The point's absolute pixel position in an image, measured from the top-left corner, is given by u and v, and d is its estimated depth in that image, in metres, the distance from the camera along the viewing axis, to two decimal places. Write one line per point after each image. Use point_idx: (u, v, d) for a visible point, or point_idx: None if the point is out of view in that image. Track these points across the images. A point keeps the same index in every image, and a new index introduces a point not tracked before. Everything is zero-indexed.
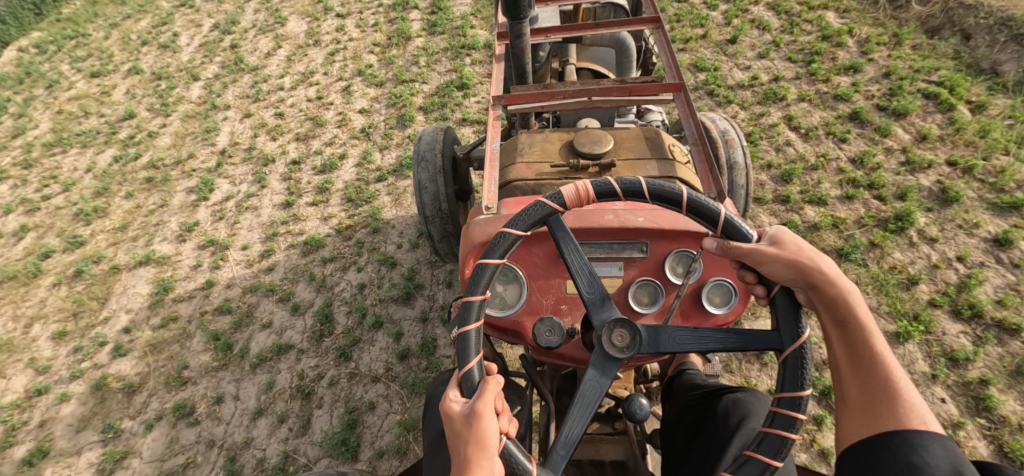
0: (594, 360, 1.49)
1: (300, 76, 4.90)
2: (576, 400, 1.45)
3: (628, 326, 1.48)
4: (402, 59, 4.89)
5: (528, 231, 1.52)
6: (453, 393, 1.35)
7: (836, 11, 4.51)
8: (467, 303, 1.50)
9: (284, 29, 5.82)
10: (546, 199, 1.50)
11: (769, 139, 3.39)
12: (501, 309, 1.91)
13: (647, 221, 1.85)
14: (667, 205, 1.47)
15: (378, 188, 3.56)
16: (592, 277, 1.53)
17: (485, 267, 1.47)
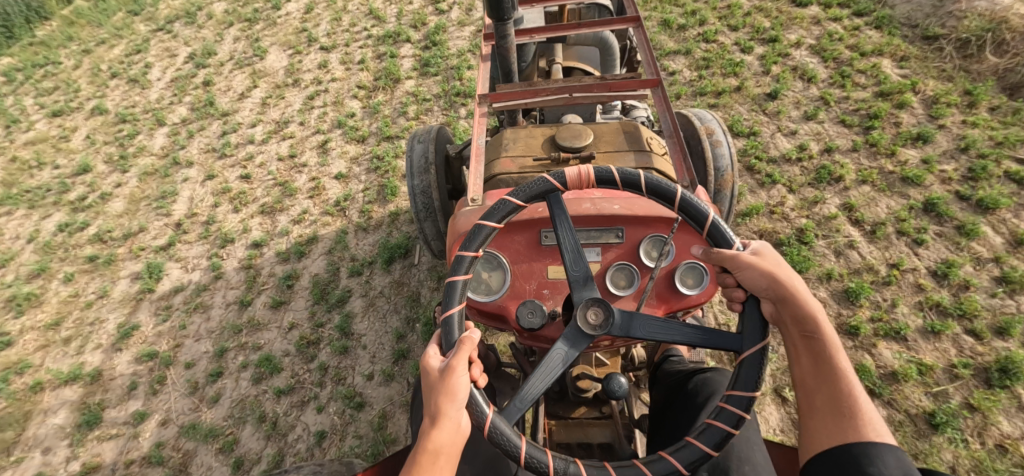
0: (566, 333, 1.58)
1: (273, 125, 4.33)
2: (541, 364, 1.54)
3: (603, 305, 1.57)
4: (388, 108, 4.28)
5: (527, 202, 1.67)
6: (433, 351, 1.50)
7: (891, 58, 3.87)
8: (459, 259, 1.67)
9: (263, 63, 5.26)
10: (549, 176, 1.63)
11: (826, 237, 2.76)
12: (486, 294, 1.97)
13: (622, 209, 1.95)
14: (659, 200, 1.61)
15: (350, 286, 2.97)
16: (579, 253, 1.64)
17: (482, 228, 1.64)
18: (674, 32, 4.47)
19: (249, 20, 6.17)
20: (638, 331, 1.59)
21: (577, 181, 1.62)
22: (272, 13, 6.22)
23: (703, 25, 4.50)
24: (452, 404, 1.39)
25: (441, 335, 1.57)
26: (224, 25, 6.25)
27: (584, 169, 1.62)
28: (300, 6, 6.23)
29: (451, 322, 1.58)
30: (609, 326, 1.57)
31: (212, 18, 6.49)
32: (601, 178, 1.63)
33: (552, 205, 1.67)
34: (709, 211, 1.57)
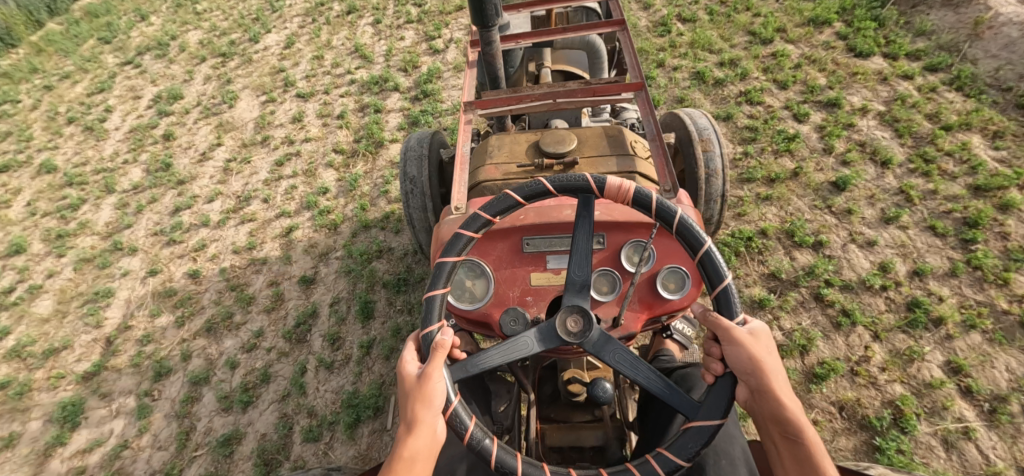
0: (546, 330, 1.72)
1: (234, 200, 3.68)
2: (504, 343, 1.70)
3: (583, 315, 1.69)
4: (370, 185, 3.56)
5: (557, 191, 1.76)
6: (409, 358, 1.63)
7: (983, 133, 3.16)
8: (460, 232, 1.80)
9: (232, 113, 4.61)
10: (590, 175, 1.73)
11: (932, 418, 2.11)
12: (471, 301, 2.19)
13: (602, 214, 2.13)
14: (686, 247, 1.71)
15: (304, 459, 2.35)
16: (587, 260, 1.76)
17: (506, 200, 1.75)
18: (712, 93, 3.73)
19: (224, 55, 5.53)
20: (618, 342, 1.71)
21: (617, 193, 1.72)
22: (249, 48, 5.57)
23: (746, 82, 3.76)
24: (429, 410, 1.55)
25: (421, 331, 1.69)
26: (196, 60, 5.61)
27: (628, 184, 1.71)
28: (280, 39, 5.58)
29: (432, 311, 1.72)
30: (593, 329, 1.70)
31: (184, 51, 5.85)
32: (637, 197, 1.72)
33: (580, 212, 1.77)
34: (731, 277, 1.61)
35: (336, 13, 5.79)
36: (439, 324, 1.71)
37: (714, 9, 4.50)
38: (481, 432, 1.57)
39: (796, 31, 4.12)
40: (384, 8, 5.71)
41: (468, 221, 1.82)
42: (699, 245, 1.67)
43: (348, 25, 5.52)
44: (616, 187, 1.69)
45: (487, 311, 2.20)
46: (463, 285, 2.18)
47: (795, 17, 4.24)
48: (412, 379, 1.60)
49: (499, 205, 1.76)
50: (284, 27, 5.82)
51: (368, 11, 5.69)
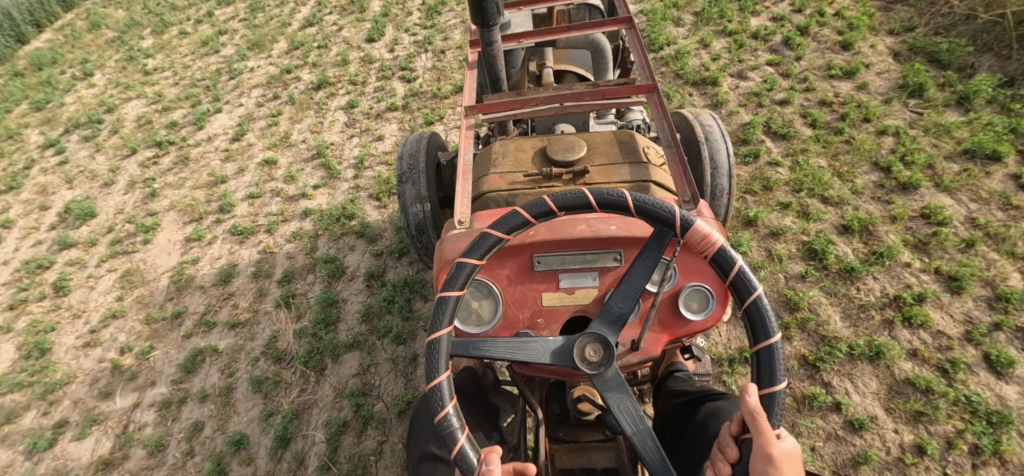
0: (564, 348, 1.67)
1: (112, 445, 2.53)
2: (517, 342, 1.68)
3: (604, 345, 1.63)
4: (309, 441, 2.37)
5: (634, 212, 1.66)
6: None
7: None
8: (507, 214, 1.71)
9: (145, 253, 3.41)
10: (682, 213, 1.63)
11: None
12: (477, 326, 1.96)
13: (618, 230, 1.94)
14: (745, 307, 1.59)
15: None
16: (634, 293, 1.69)
17: (571, 194, 1.65)
18: (847, 298, 2.60)
19: (158, 144, 4.33)
20: (631, 395, 1.62)
21: (699, 242, 1.63)
22: (189, 136, 4.34)
23: (901, 281, 2.61)
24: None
25: (458, 466, 1.51)
26: (124, 149, 4.42)
27: (715, 239, 1.62)
28: (231, 124, 4.37)
29: (468, 458, 1.51)
30: (611, 356, 1.63)
31: (116, 133, 4.67)
32: (717, 256, 1.63)
33: (650, 243, 1.69)
34: (783, 388, 1.47)
35: (303, 87, 4.55)
36: (473, 445, 1.54)
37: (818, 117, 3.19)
38: None
39: (949, 170, 2.86)
40: (364, 81, 4.46)
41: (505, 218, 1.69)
42: (756, 323, 1.57)
43: (315, 108, 4.26)
44: (704, 239, 1.59)
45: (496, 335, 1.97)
46: (468, 302, 1.95)
47: (941, 144, 2.97)
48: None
49: (569, 203, 1.65)
50: (238, 102, 4.61)
51: (344, 86, 4.45)
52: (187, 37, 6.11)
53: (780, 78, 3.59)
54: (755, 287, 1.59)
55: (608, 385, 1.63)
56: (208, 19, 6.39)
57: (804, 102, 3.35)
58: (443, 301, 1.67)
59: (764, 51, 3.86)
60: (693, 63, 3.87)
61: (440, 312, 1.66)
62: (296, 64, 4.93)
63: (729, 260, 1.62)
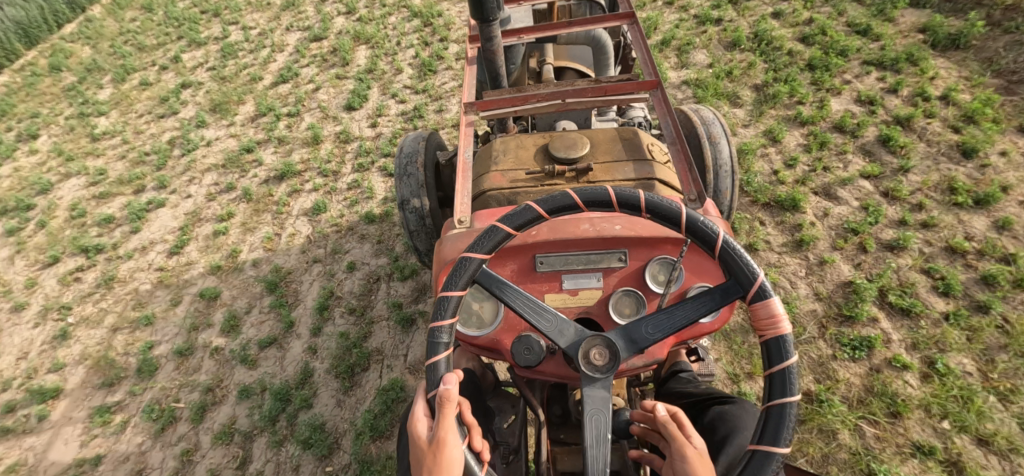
0: (575, 351, 1.72)
1: None
2: (528, 308, 1.80)
3: (609, 348, 1.68)
4: None
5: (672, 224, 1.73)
6: (420, 418, 1.62)
7: None
8: (540, 200, 1.81)
9: (39, 437, 2.62)
10: (715, 228, 1.71)
11: None
12: (479, 327, 2.08)
13: (623, 229, 1.99)
14: (759, 318, 1.63)
15: None
16: (669, 326, 1.70)
17: (604, 194, 1.75)
18: None
19: (83, 250, 3.53)
20: (608, 406, 1.65)
21: (764, 320, 1.62)
22: (122, 242, 3.54)
23: None
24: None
25: (428, 373, 1.68)
26: (44, 255, 3.61)
27: (783, 326, 1.60)
28: (174, 226, 3.55)
29: (438, 368, 1.68)
30: (615, 366, 1.68)
31: (43, 228, 3.88)
32: (775, 341, 1.59)
33: (714, 293, 1.69)
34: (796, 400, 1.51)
35: (262, 175, 3.70)
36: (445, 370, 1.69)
37: (953, 284, 2.51)
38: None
39: None
40: (337, 171, 3.57)
41: (528, 205, 1.81)
42: (776, 417, 1.52)
43: (274, 210, 3.40)
44: (769, 322, 1.57)
45: (497, 336, 2.10)
46: (471, 304, 2.07)
47: None
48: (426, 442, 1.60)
49: (661, 210, 1.71)
50: (185, 192, 3.78)
51: (313, 176, 3.58)
52: (148, 89, 5.31)
53: (885, 202, 2.82)
54: (794, 392, 1.53)
55: (599, 390, 1.67)
56: (174, 65, 5.58)
57: (926, 247, 2.65)
58: (494, 230, 1.81)
59: (855, 153, 3.00)
60: (766, 176, 3.00)
61: (484, 239, 1.82)
62: (258, 138, 4.07)
63: (783, 352, 1.58)
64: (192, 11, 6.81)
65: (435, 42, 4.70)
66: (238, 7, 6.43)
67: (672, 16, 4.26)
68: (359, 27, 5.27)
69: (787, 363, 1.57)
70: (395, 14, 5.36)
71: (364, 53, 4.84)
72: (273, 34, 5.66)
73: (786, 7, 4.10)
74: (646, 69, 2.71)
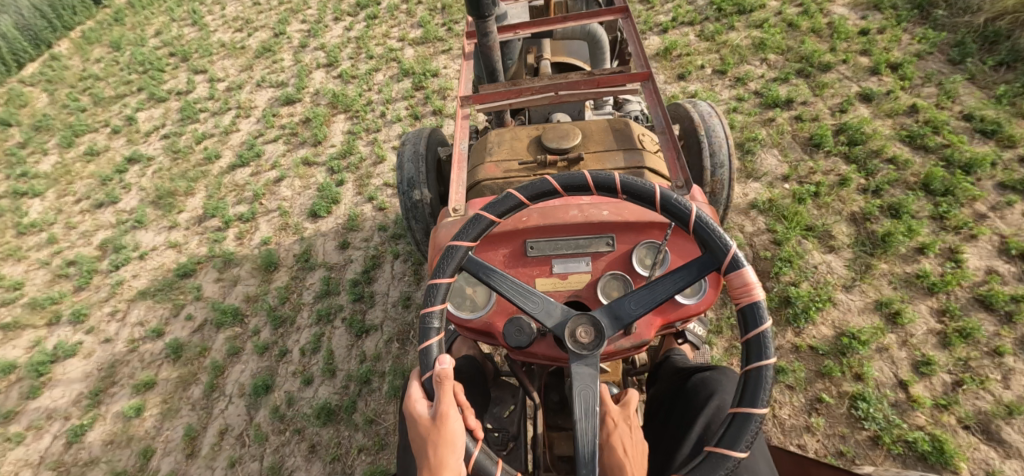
0: (559, 330, 1.66)
1: None
2: (515, 293, 1.70)
3: (593, 325, 1.60)
4: None
5: (656, 205, 1.69)
6: (418, 398, 1.57)
7: None
8: (528, 184, 1.74)
9: None
10: (693, 205, 1.66)
11: None
12: (470, 311, 1.96)
13: (610, 214, 2.04)
14: (737, 287, 1.58)
15: None
16: (651, 301, 1.65)
17: (586, 176, 1.70)
18: None
19: None
20: (596, 382, 1.58)
21: (738, 289, 1.58)
22: (14, 413, 2.75)
23: None
24: (452, 452, 1.49)
25: (419, 358, 1.64)
26: None
27: (756, 294, 1.56)
28: (81, 390, 2.76)
29: (429, 352, 1.65)
30: (603, 343, 1.60)
31: None
32: (749, 308, 1.55)
33: (692, 266, 1.64)
34: (774, 364, 1.46)
35: (197, 318, 2.88)
36: (437, 353, 1.65)
37: None
38: (485, 458, 1.53)
39: None
40: (293, 322, 2.70)
41: (502, 199, 1.78)
42: (753, 384, 1.48)
43: (205, 381, 2.60)
44: (743, 288, 1.53)
45: (490, 319, 1.97)
46: (463, 286, 1.96)
47: None
48: (427, 422, 1.55)
49: (635, 190, 1.68)
50: (104, 333, 2.99)
51: (258, 328, 2.74)
52: (92, 161, 4.51)
53: None
54: (770, 357, 1.49)
55: (587, 368, 1.59)
56: (127, 128, 4.79)
57: None
58: (478, 218, 1.77)
59: (1015, 352, 2.17)
60: (895, 407, 2.12)
61: (469, 227, 1.77)
62: (199, 254, 3.26)
63: (758, 319, 1.54)
64: (161, 54, 6.02)
65: (428, 113, 3.88)
66: (210, 51, 5.63)
67: (727, 95, 3.39)
68: (339, 87, 4.42)
69: (763, 330, 1.52)
70: (383, 70, 4.52)
71: (342, 123, 4.00)
72: (243, 90, 4.84)
73: (878, 87, 3.22)
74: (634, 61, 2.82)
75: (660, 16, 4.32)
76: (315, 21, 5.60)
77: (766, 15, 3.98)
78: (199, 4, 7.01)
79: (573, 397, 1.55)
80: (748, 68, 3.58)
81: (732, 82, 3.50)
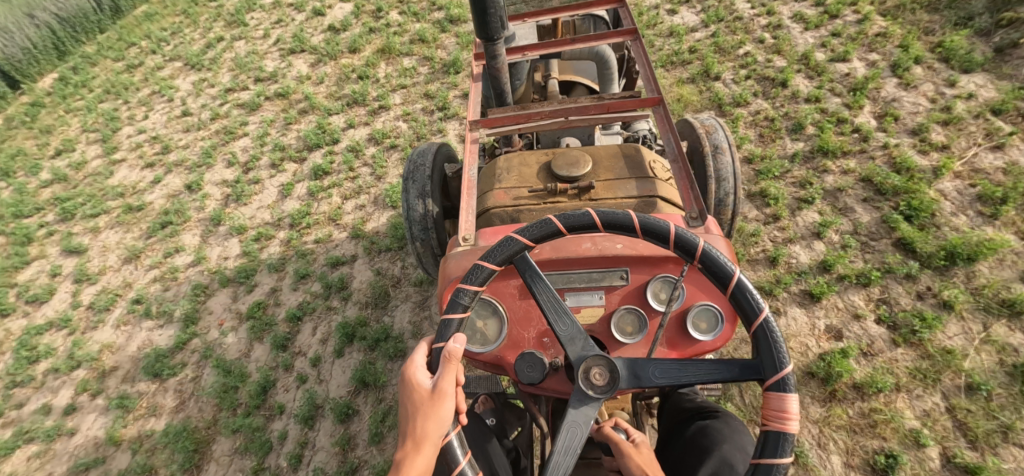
0: (592, 359, 1.90)
1: None
2: (552, 312, 1.97)
3: (607, 367, 1.86)
4: None
5: (729, 282, 1.85)
6: (421, 369, 1.89)
7: None
8: (609, 212, 1.94)
9: None
10: (762, 300, 1.81)
11: None
12: (483, 345, 2.24)
13: (625, 249, 2.27)
14: (764, 374, 1.76)
15: None
16: (673, 370, 1.86)
17: (673, 229, 1.89)
18: None
19: None
20: (587, 422, 1.84)
21: (773, 412, 1.69)
22: None
23: None
24: (435, 424, 1.82)
25: (439, 328, 1.95)
26: None
27: (790, 425, 1.66)
28: None
29: (448, 327, 1.95)
30: (613, 389, 1.87)
31: None
32: (777, 436, 1.66)
33: (733, 366, 1.82)
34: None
35: None
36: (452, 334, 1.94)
37: None
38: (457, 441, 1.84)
39: None
40: None
41: (578, 214, 1.96)
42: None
43: None
44: (779, 414, 1.65)
45: (501, 352, 2.28)
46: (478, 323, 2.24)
47: None
48: (425, 391, 1.88)
49: (714, 265, 1.86)
50: None
51: None
52: None
53: None
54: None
55: (587, 407, 1.86)
56: None
57: None
58: (547, 223, 1.99)
59: None
60: None
61: (533, 227, 2.01)
62: None
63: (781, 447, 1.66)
64: (42, 199, 4.33)
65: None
66: (98, 207, 4.02)
67: None
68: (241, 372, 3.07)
69: (779, 461, 1.64)
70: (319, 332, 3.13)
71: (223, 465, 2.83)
72: (111, 316, 3.54)
73: None
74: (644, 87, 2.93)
75: (798, 255, 3.36)
76: (246, 165, 3.97)
77: (991, 277, 3.03)
78: (121, 105, 5.38)
79: (562, 429, 1.83)
80: (1018, 462, 2.58)
81: (933, 379, 2.83)
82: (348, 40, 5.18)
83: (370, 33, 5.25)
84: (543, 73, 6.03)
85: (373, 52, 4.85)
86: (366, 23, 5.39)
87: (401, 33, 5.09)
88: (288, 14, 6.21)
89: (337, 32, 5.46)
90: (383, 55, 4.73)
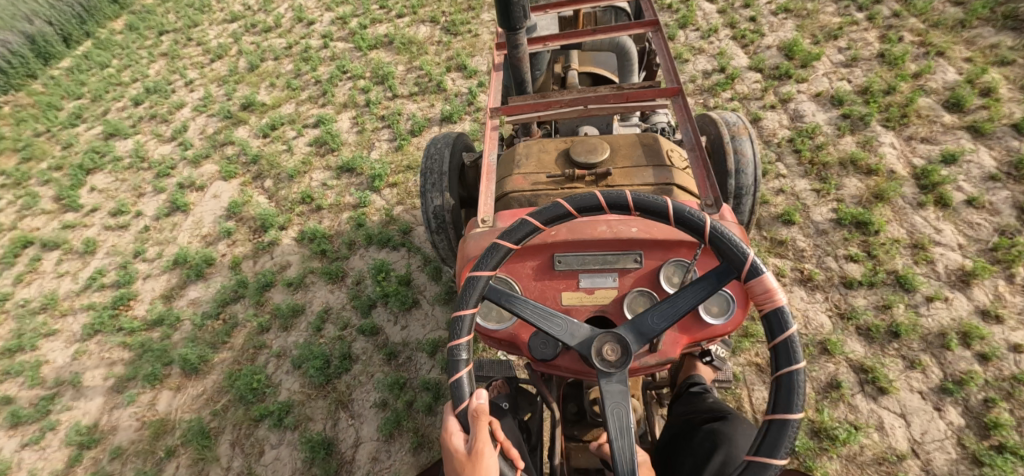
0: (584, 342, 1.50)
1: None
2: (542, 318, 1.54)
3: (616, 338, 1.47)
4: None
5: (672, 214, 1.49)
6: (452, 428, 1.41)
7: None
8: (550, 209, 1.58)
9: None
10: (700, 211, 1.50)
11: None
12: (495, 323, 1.79)
13: (639, 231, 1.78)
14: (728, 268, 1.46)
15: None
16: (675, 313, 1.48)
17: (588, 197, 1.52)
18: None
19: None
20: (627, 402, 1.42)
21: (760, 296, 1.39)
22: None
23: None
24: None
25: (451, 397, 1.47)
26: None
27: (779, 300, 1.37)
28: None
29: (461, 389, 1.46)
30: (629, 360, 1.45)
31: None
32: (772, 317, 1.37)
33: (709, 276, 1.47)
34: (803, 367, 1.28)
35: None
36: (470, 388, 1.48)
37: None
38: None
39: None
40: None
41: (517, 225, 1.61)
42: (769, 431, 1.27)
43: None
44: (766, 294, 1.34)
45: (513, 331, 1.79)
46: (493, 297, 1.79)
47: None
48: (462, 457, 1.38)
49: (650, 208, 1.49)
50: None
51: None
52: None
53: None
54: (796, 363, 1.33)
55: (616, 385, 1.45)
56: None
57: None
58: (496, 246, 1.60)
59: None
60: None
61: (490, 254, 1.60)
62: None
63: (781, 327, 1.39)
64: None
65: None
66: None
67: None
68: None
69: (794, 366, 1.30)
70: None
71: None
72: None
73: None
74: (669, 75, 2.51)
75: None
76: None
77: None
78: None
79: (605, 416, 1.42)
80: None
81: None
82: (191, 327, 2.73)
83: (236, 300, 2.77)
84: (562, 65, 3.71)
85: (220, 386, 2.44)
86: (234, 266, 2.93)
87: (282, 320, 2.59)
88: (140, 193, 3.80)
89: (184, 284, 2.97)
90: (239, 412, 2.31)
